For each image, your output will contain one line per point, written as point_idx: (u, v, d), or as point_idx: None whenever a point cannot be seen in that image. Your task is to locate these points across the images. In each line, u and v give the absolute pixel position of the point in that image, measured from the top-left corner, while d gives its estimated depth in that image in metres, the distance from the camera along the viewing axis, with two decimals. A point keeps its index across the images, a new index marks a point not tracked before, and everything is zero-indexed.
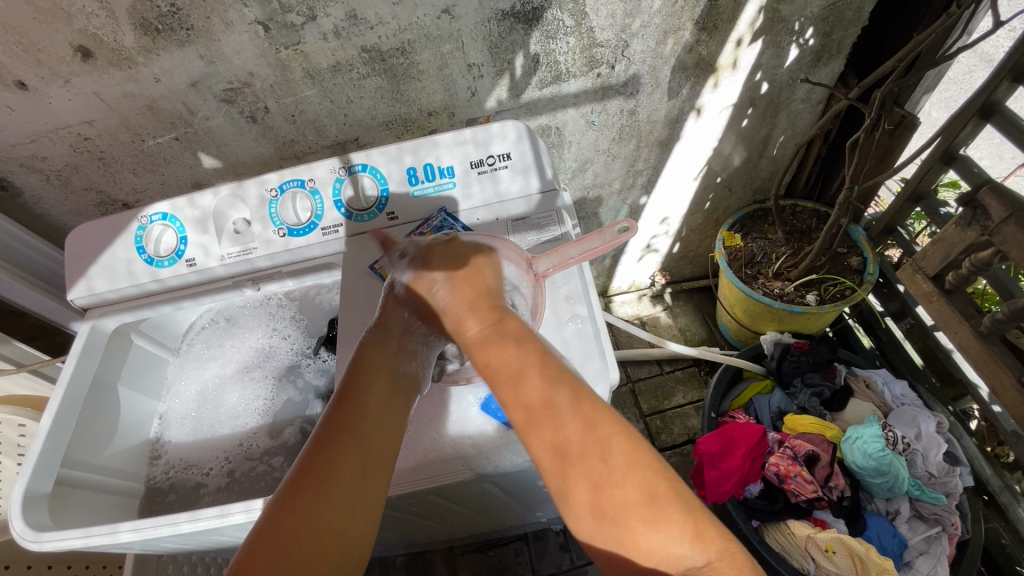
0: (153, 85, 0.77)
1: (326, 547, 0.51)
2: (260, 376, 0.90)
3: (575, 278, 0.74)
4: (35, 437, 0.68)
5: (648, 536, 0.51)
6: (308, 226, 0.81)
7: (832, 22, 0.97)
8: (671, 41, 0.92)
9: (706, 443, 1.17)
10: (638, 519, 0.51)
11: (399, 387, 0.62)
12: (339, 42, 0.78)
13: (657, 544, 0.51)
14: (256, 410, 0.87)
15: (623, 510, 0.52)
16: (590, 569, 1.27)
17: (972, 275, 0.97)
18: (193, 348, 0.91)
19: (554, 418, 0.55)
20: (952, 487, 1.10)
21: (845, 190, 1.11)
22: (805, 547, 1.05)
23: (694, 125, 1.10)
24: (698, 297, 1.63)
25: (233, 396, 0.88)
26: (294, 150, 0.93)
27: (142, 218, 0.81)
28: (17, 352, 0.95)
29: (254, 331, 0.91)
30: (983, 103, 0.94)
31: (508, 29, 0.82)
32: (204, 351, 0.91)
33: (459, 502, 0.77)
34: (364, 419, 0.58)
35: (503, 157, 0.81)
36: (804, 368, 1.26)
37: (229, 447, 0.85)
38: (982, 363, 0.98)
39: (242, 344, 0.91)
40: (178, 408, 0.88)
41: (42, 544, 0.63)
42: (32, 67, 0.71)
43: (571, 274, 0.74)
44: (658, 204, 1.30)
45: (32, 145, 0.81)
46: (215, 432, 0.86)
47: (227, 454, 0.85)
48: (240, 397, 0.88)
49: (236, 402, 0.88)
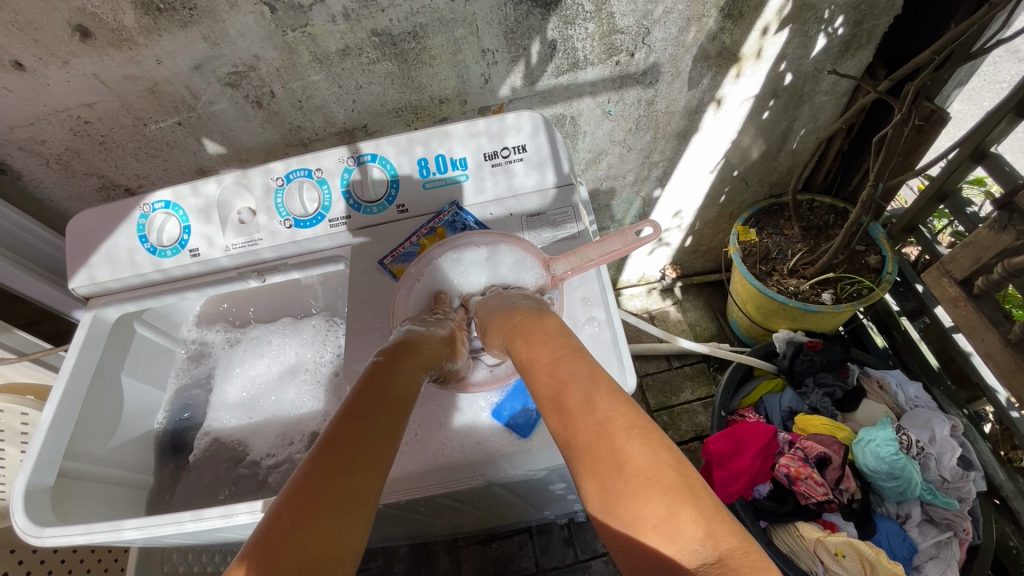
0: (155, 68, 0.74)
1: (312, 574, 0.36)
2: (311, 383, 0.85)
3: (592, 280, 0.72)
4: (36, 430, 0.67)
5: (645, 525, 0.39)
6: (315, 217, 0.78)
7: (864, 11, 0.92)
8: (695, 28, 0.88)
9: (716, 442, 1.15)
10: (640, 500, 0.40)
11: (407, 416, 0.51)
12: (348, 24, 0.74)
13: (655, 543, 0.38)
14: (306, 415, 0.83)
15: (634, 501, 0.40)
16: (593, 564, 1.26)
17: (1002, 280, 0.93)
18: (242, 345, 0.89)
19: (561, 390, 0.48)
20: (965, 492, 1.08)
21: (868, 186, 1.07)
22: (814, 550, 1.04)
23: (714, 117, 1.07)
24: (708, 291, 1.60)
25: (280, 398, 0.85)
26: (300, 137, 0.90)
27: (145, 206, 0.78)
28: (18, 340, 0.94)
29: (311, 338, 0.88)
30: (1020, 100, 0.90)
31: (525, 14, 0.78)
32: (252, 349, 0.88)
33: (467, 503, 0.76)
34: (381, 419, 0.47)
35: (517, 149, 0.78)
36: (817, 368, 1.24)
37: (276, 443, 0.83)
38: (1006, 369, 0.96)
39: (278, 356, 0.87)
40: (225, 399, 0.86)
41: (45, 539, 0.62)
42: (29, 46, 0.68)
43: (589, 277, 0.72)
44: (672, 197, 1.27)
45: (31, 128, 0.78)
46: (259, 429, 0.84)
47: (273, 450, 0.82)
48: (283, 402, 0.85)
49: (285, 406, 0.84)
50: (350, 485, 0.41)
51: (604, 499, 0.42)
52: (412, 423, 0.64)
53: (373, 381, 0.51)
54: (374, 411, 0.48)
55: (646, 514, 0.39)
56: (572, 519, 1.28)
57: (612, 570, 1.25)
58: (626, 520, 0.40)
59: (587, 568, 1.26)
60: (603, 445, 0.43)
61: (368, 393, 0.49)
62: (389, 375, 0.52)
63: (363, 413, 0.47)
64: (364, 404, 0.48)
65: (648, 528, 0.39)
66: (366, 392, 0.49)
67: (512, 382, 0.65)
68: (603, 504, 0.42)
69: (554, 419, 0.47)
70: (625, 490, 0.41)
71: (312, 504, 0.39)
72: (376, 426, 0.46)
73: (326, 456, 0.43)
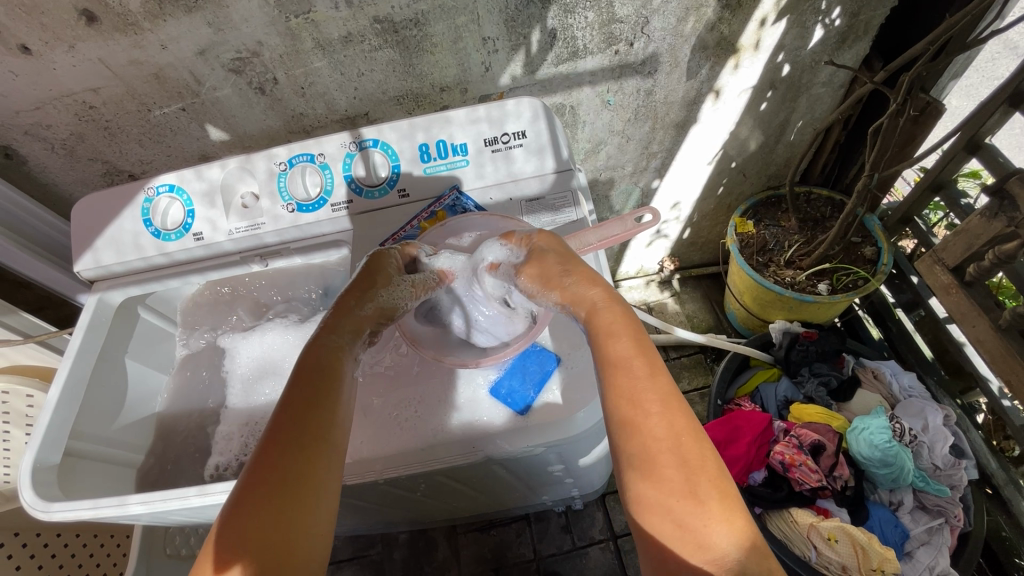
0: (159, 53, 0.75)
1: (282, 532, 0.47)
2: None
3: (590, 262, 0.74)
4: (43, 408, 0.68)
5: (695, 514, 0.46)
6: (318, 202, 0.80)
7: (861, 2, 0.93)
8: (693, 18, 0.89)
9: (712, 430, 1.16)
10: (689, 507, 0.47)
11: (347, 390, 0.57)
12: (351, 11, 0.75)
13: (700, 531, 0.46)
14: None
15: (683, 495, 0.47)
16: (591, 550, 1.28)
17: (993, 267, 0.95)
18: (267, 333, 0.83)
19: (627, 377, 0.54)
20: (957, 479, 1.10)
21: (864, 177, 1.08)
22: (807, 535, 1.06)
23: (712, 108, 1.08)
24: (706, 283, 1.61)
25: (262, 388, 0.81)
26: (303, 124, 0.91)
27: (149, 190, 0.79)
28: (23, 324, 0.95)
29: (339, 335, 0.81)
30: (1013, 91, 0.91)
31: (526, 2, 0.79)
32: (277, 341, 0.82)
33: (466, 482, 0.77)
34: (321, 407, 0.54)
35: (517, 135, 0.79)
36: (812, 357, 1.26)
37: None
38: (997, 356, 0.97)
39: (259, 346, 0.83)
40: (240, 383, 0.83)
41: (52, 514, 0.63)
42: (36, 30, 0.69)
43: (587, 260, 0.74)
44: (670, 188, 1.28)
45: (37, 112, 0.79)
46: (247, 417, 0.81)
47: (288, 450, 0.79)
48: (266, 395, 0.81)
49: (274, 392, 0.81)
50: (295, 475, 0.49)
51: (646, 503, 0.48)
52: (412, 399, 0.66)
53: (304, 369, 0.56)
54: (313, 393, 0.54)
55: (692, 517, 0.46)
56: (570, 506, 1.30)
57: (609, 556, 1.27)
58: (669, 507, 0.47)
59: (584, 555, 1.28)
60: (663, 437, 0.50)
61: (296, 381, 0.55)
62: (313, 362, 0.56)
63: (301, 392, 0.54)
64: (293, 398, 0.54)
65: (694, 531, 0.46)
66: (294, 386, 0.55)
67: (510, 361, 0.66)
68: (644, 482, 0.49)
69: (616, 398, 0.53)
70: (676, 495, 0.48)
71: (271, 479, 0.49)
72: (311, 416, 0.53)
73: (278, 434, 0.51)
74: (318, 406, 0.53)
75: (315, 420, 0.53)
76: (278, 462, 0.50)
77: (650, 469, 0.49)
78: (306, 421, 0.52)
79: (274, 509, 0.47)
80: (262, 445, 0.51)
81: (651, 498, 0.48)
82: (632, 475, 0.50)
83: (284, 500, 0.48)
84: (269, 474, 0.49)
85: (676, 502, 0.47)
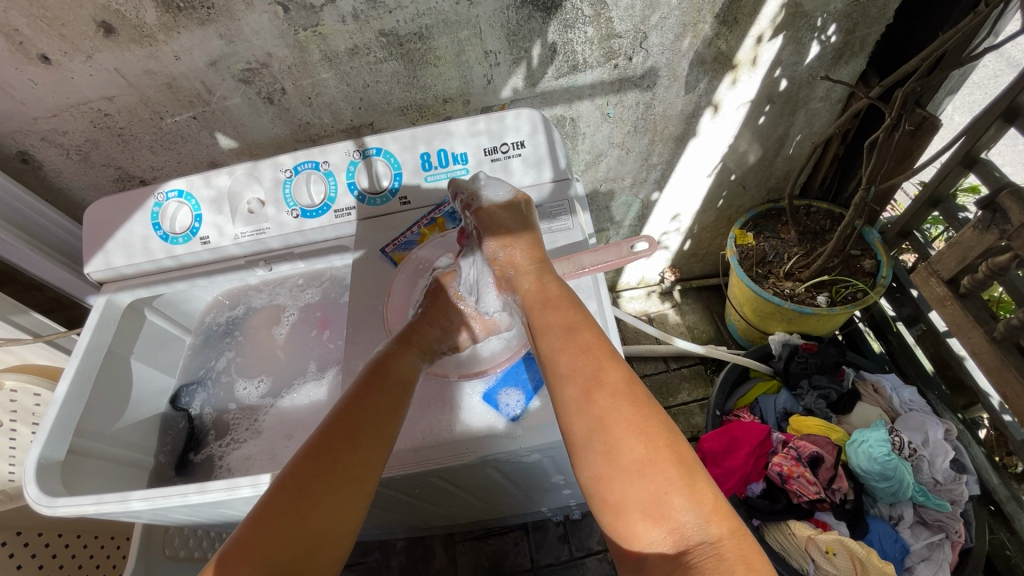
0: (173, 63, 0.77)
1: (325, 528, 0.53)
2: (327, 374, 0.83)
3: (589, 283, 0.76)
4: (49, 405, 0.70)
5: (668, 507, 0.50)
6: (321, 208, 0.82)
7: (856, 19, 0.95)
8: (691, 34, 0.91)
9: (710, 440, 1.17)
10: (654, 494, 0.50)
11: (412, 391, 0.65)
12: (357, 24, 0.78)
13: (670, 518, 0.49)
14: (301, 410, 0.81)
15: (652, 497, 0.50)
16: (588, 561, 1.27)
17: (988, 279, 0.96)
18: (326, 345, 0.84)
19: (600, 390, 0.56)
20: (957, 494, 1.09)
21: (861, 190, 1.08)
22: (805, 548, 1.05)
23: (711, 122, 1.09)
24: (707, 294, 1.62)
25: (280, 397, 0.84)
26: (309, 133, 0.94)
27: (159, 195, 0.82)
28: (34, 323, 0.98)
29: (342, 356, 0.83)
30: (1006, 106, 0.92)
31: (526, 17, 0.82)
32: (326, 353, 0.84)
33: (462, 486, 0.78)
34: (375, 410, 0.60)
35: (516, 145, 0.81)
36: (812, 370, 1.25)
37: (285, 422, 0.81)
38: (993, 368, 0.98)
39: (254, 345, 0.89)
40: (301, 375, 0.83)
41: (56, 508, 0.64)
42: (56, 41, 0.72)
43: (586, 284, 0.76)
44: (670, 200, 1.30)
45: (53, 119, 0.82)
46: (284, 418, 0.82)
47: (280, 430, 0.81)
48: (246, 401, 0.85)
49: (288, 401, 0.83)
50: (345, 468, 0.55)
51: (620, 503, 0.52)
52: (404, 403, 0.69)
53: (362, 379, 0.63)
54: (372, 402, 0.60)
55: (661, 507, 0.50)
56: (568, 516, 1.29)
57: (607, 567, 1.26)
58: (638, 509, 0.51)
59: (582, 565, 1.27)
60: (638, 441, 0.53)
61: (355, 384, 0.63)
62: (380, 360, 0.65)
63: (368, 394, 0.61)
64: (355, 402, 0.60)
65: (662, 516, 0.50)
66: (370, 381, 0.63)
67: (506, 368, 0.69)
68: (616, 487, 0.52)
69: (597, 405, 0.55)
70: (616, 485, 0.52)
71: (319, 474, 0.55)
72: (367, 417, 0.59)
73: (336, 428, 0.58)
74: (375, 412, 0.60)
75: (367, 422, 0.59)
76: (338, 446, 0.56)
77: (617, 475, 0.52)
78: (364, 419, 0.59)
79: (312, 508, 0.53)
80: (322, 436, 0.57)
81: (630, 498, 0.51)
82: (608, 476, 0.52)
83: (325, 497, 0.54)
84: (315, 469, 0.55)
85: (643, 501, 0.51)
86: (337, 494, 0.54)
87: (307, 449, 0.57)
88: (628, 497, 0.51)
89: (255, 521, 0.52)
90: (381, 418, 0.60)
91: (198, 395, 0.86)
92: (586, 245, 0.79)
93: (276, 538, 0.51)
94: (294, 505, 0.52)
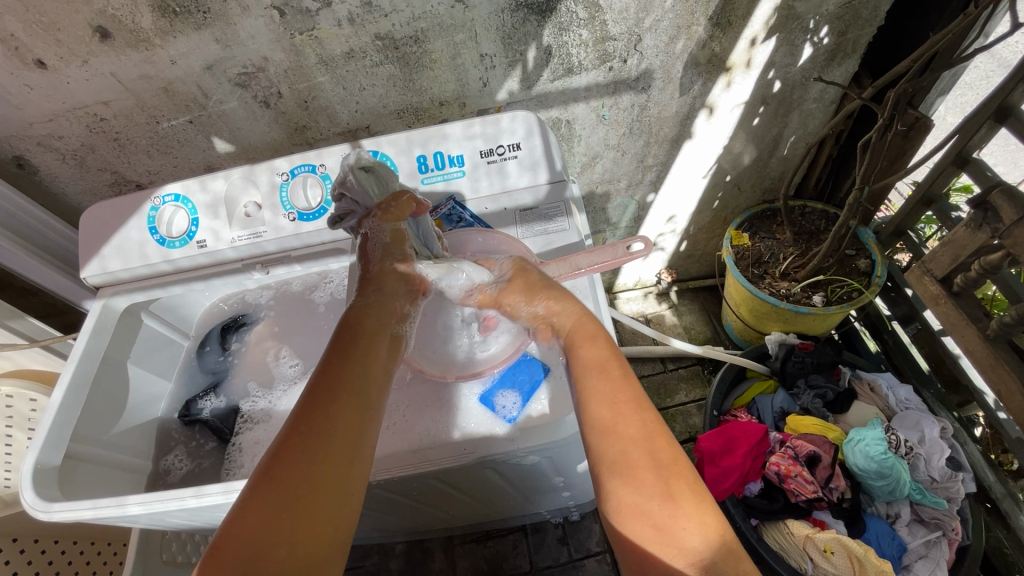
0: (169, 68, 0.78)
1: (324, 482, 0.52)
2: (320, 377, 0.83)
3: (585, 284, 0.76)
4: (45, 411, 0.70)
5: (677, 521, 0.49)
6: (318, 211, 0.82)
7: (848, 21, 0.96)
8: (685, 37, 0.92)
9: (708, 441, 1.17)
10: (660, 508, 0.50)
11: (393, 351, 0.66)
12: (353, 29, 0.78)
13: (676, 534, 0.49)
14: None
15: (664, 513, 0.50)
16: (587, 562, 1.27)
17: (980, 277, 0.96)
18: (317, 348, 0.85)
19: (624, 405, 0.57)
20: (954, 492, 1.09)
21: (855, 190, 1.09)
22: (803, 547, 1.06)
23: (706, 123, 1.10)
24: (703, 295, 1.63)
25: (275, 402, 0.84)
26: (306, 137, 0.94)
27: (155, 199, 0.82)
28: (30, 328, 0.98)
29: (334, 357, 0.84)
30: (998, 106, 0.93)
31: (522, 20, 0.82)
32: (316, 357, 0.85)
33: (460, 487, 0.78)
34: (350, 383, 0.60)
35: (512, 148, 0.81)
36: (809, 369, 1.26)
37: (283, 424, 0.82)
38: (987, 366, 0.98)
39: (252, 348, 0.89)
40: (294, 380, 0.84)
41: (52, 514, 0.64)
42: (52, 46, 0.72)
43: (582, 286, 0.76)
44: (666, 202, 1.30)
45: (49, 124, 0.82)
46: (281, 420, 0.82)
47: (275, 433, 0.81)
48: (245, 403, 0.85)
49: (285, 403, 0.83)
50: (337, 420, 0.56)
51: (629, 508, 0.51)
52: (402, 405, 0.69)
53: (332, 356, 0.62)
54: (357, 362, 0.62)
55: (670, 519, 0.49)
56: (567, 517, 1.29)
57: (606, 568, 1.26)
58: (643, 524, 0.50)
59: (581, 567, 1.27)
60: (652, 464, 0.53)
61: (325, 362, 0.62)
62: (360, 317, 0.67)
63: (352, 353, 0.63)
64: (338, 362, 0.61)
65: (671, 532, 0.49)
66: (349, 338, 0.64)
67: (502, 370, 0.69)
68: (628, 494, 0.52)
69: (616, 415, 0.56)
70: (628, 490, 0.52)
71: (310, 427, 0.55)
72: (344, 388, 0.59)
73: (323, 386, 0.59)
74: (360, 368, 0.61)
75: (355, 377, 0.60)
76: (327, 400, 0.57)
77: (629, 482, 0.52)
78: (349, 377, 0.60)
79: (309, 459, 0.53)
80: (311, 396, 0.58)
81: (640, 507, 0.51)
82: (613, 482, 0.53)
83: (321, 446, 0.54)
84: (302, 439, 0.54)
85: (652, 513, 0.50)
86: (332, 447, 0.54)
87: (299, 408, 0.57)
88: (633, 507, 0.51)
89: (256, 480, 0.51)
90: (369, 381, 0.61)
91: (196, 398, 0.86)
92: (581, 247, 0.79)
93: (278, 490, 0.51)
94: (291, 459, 0.53)
